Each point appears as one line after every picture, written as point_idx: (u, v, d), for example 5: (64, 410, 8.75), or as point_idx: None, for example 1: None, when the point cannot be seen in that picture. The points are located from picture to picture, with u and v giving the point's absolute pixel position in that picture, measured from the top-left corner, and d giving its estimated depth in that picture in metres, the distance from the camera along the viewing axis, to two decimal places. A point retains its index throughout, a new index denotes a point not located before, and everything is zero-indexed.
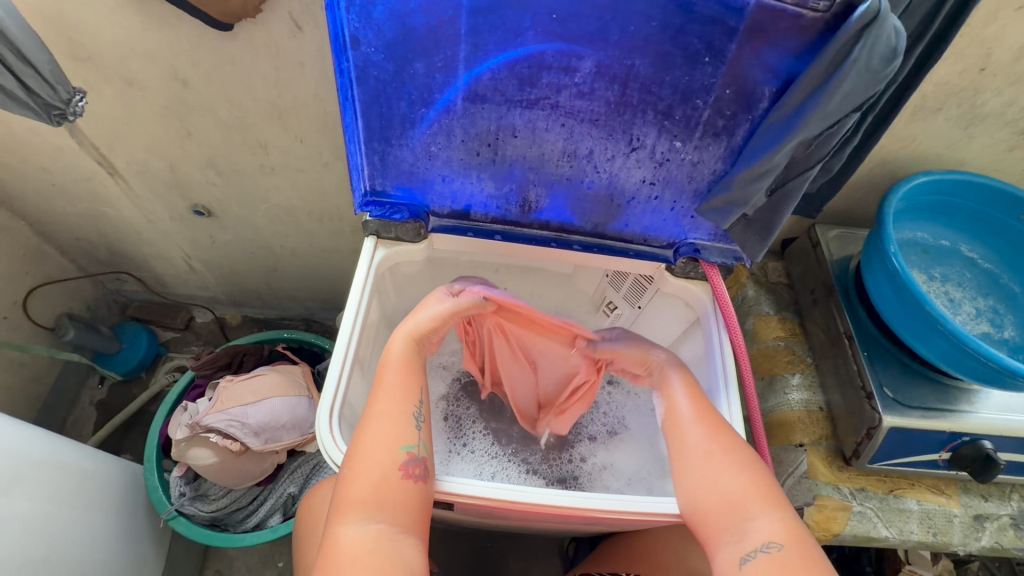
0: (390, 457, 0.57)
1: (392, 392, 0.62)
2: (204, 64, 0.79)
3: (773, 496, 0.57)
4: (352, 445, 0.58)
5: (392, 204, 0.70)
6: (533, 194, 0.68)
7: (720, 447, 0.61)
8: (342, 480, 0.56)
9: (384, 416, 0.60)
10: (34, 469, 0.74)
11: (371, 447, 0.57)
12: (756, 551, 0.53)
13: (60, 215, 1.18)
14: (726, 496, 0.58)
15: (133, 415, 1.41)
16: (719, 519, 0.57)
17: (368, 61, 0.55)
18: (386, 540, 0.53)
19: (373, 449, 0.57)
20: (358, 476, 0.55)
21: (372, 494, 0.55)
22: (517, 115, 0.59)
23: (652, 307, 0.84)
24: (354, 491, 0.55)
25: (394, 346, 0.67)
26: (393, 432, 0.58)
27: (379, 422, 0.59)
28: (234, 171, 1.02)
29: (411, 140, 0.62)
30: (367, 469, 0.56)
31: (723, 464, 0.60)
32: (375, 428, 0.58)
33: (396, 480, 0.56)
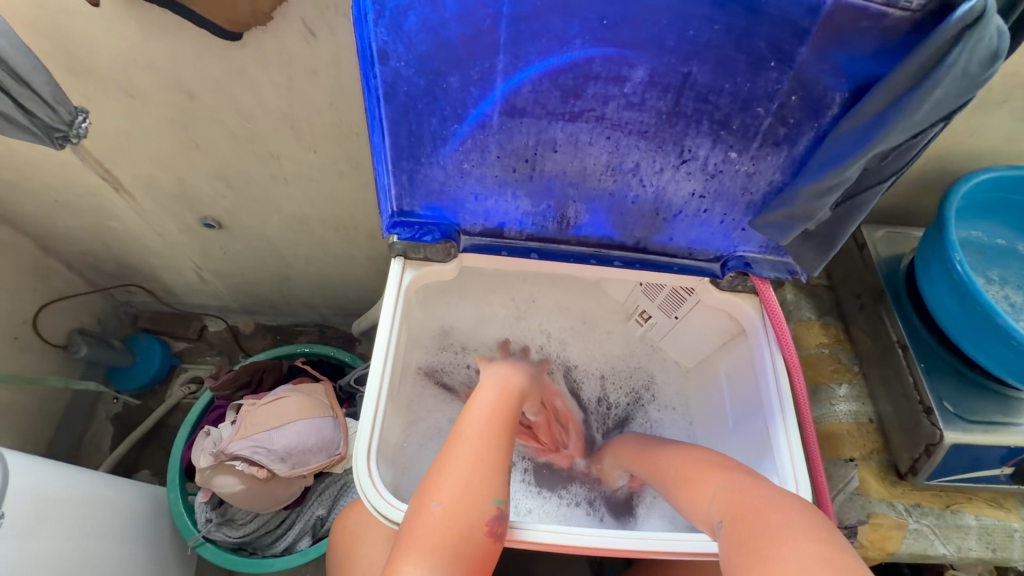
0: (471, 505, 0.55)
1: (485, 433, 0.61)
2: (210, 74, 0.74)
3: (733, 469, 0.60)
4: (425, 482, 0.57)
5: (421, 224, 0.65)
6: (572, 210, 0.63)
7: (691, 457, 0.66)
8: (416, 516, 0.54)
9: (473, 437, 0.61)
10: (58, 508, 0.72)
11: (455, 483, 0.56)
12: (714, 513, 0.55)
13: (65, 230, 1.15)
14: (689, 486, 0.62)
15: (150, 429, 1.39)
16: (694, 504, 0.60)
17: (397, 76, 0.50)
18: None
19: (450, 495, 0.55)
20: (430, 508, 0.54)
21: (452, 534, 0.53)
22: (559, 128, 0.54)
23: (691, 317, 0.81)
24: (427, 530, 0.53)
25: (483, 397, 0.67)
26: (473, 480, 0.57)
27: (473, 450, 0.59)
28: (245, 183, 0.97)
29: (442, 158, 0.57)
30: (450, 507, 0.54)
31: (687, 467, 0.64)
32: (456, 466, 0.58)
33: (479, 527, 0.54)
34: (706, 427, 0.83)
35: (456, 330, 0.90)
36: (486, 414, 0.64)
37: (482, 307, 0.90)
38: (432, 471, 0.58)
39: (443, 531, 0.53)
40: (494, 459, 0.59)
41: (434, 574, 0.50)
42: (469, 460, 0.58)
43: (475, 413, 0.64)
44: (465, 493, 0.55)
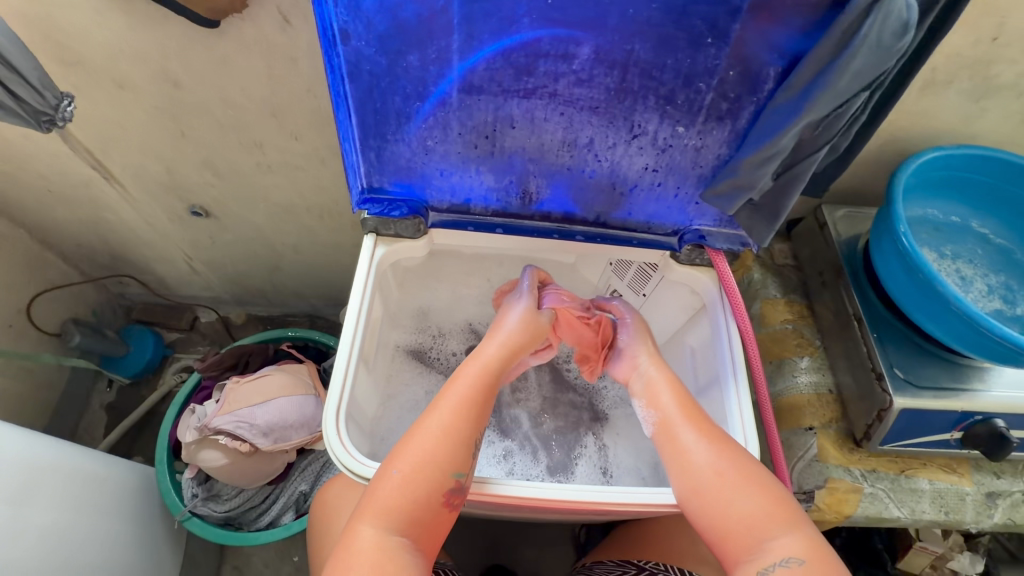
0: (431, 477, 0.56)
1: (459, 408, 0.60)
2: (193, 63, 0.77)
3: (791, 512, 0.54)
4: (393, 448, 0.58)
5: (390, 200, 0.68)
6: (533, 185, 0.66)
7: (735, 466, 0.58)
8: (377, 481, 0.56)
9: (448, 410, 0.60)
10: (48, 479, 0.75)
11: (418, 453, 0.57)
12: (774, 565, 0.51)
13: (59, 221, 1.18)
14: (741, 519, 0.55)
15: (143, 416, 1.42)
16: (734, 531, 0.55)
17: (360, 55, 0.53)
18: (400, 558, 0.52)
19: (410, 464, 0.56)
20: (393, 476, 0.56)
21: (408, 502, 0.55)
22: (515, 105, 0.58)
23: (657, 294, 0.84)
24: (385, 496, 0.55)
25: (468, 369, 0.64)
26: (437, 453, 0.57)
27: (443, 424, 0.59)
28: (231, 171, 1.00)
29: (406, 135, 0.61)
30: (411, 476, 0.56)
31: (734, 485, 0.56)
32: (424, 437, 0.58)
33: (436, 496, 0.56)
34: None
35: (434, 312, 0.93)
36: (465, 388, 0.62)
37: (458, 288, 0.91)
38: (404, 438, 0.59)
39: (400, 498, 0.55)
40: (461, 433, 0.59)
41: (388, 534, 0.53)
42: (439, 434, 0.58)
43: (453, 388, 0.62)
44: (427, 463, 0.57)
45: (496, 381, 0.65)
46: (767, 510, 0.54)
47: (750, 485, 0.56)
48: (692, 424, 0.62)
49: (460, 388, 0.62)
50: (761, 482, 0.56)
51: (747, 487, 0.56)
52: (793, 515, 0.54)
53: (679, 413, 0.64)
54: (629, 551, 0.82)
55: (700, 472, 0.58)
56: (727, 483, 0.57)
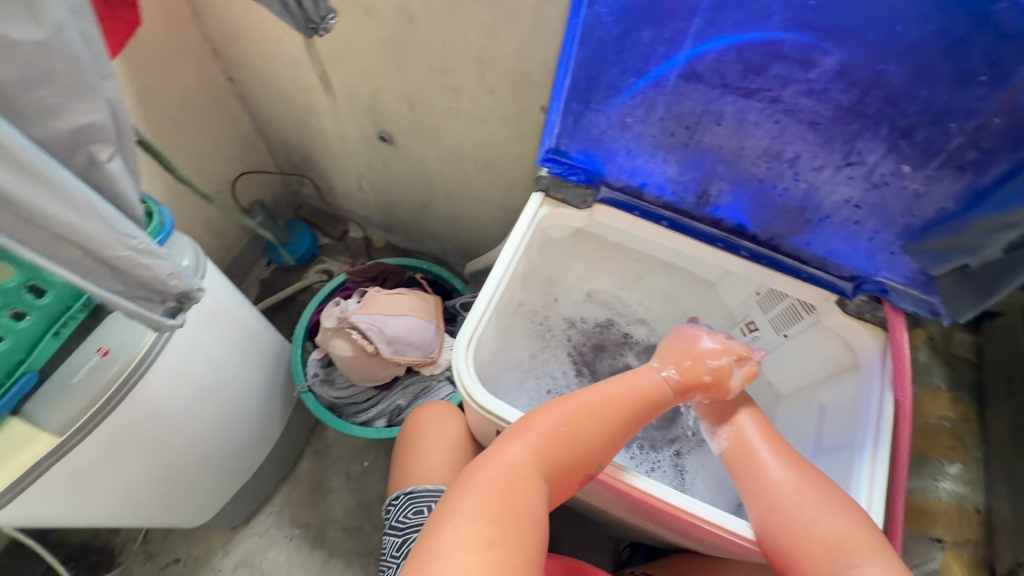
0: (582, 445, 0.62)
1: (627, 400, 0.65)
2: (431, 4, 0.86)
3: (879, 540, 0.55)
4: (551, 404, 0.65)
5: (571, 165, 0.70)
6: (715, 188, 0.65)
7: (813, 485, 0.60)
8: (536, 421, 0.62)
9: (613, 397, 0.65)
10: (226, 317, 0.90)
11: (577, 415, 0.63)
12: None
13: (276, 117, 1.39)
14: (824, 540, 0.56)
15: (285, 299, 1.64)
16: (820, 556, 0.56)
17: (596, 22, 0.55)
18: (533, 489, 0.58)
19: (570, 422, 0.63)
20: (533, 419, 0.63)
21: (555, 451, 0.61)
22: (730, 103, 0.57)
23: (801, 338, 0.80)
24: (540, 435, 0.61)
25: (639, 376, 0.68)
26: (592, 428, 0.63)
27: (595, 406, 0.64)
28: (423, 108, 1.10)
29: (609, 107, 0.62)
30: (568, 434, 0.62)
31: (816, 504, 0.58)
32: (584, 407, 0.64)
33: (575, 460, 0.62)
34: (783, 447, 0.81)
35: (560, 283, 0.95)
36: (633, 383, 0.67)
37: (592, 270, 0.94)
38: (562, 400, 0.65)
39: (552, 447, 0.61)
40: (619, 422, 0.64)
41: (530, 464, 0.59)
42: (598, 410, 0.64)
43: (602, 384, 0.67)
44: (577, 432, 0.62)
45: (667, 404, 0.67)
46: (843, 534, 0.56)
47: (829, 505, 0.58)
48: (769, 443, 0.65)
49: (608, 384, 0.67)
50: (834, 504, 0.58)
51: (823, 508, 0.58)
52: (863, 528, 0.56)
53: (759, 434, 0.66)
54: None
55: (779, 493, 0.61)
56: (801, 497, 0.60)
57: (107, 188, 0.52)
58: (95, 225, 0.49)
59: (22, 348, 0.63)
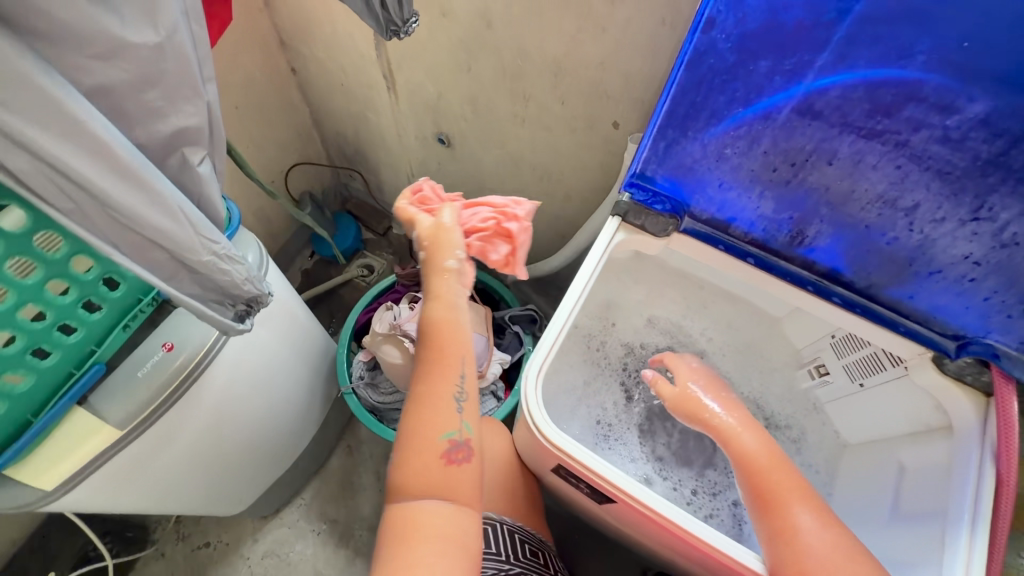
0: (421, 438, 0.56)
1: (428, 372, 0.59)
2: (512, 9, 0.82)
3: None
4: (411, 413, 0.58)
5: (655, 193, 0.67)
6: (813, 229, 0.60)
7: (824, 522, 0.58)
8: (416, 453, 0.56)
9: (440, 391, 0.58)
10: (281, 312, 0.90)
11: (418, 415, 0.57)
12: None
13: (334, 110, 1.38)
14: None
15: (326, 291, 1.65)
16: None
17: (710, 47, 0.52)
18: (449, 531, 0.56)
19: (412, 419, 0.57)
20: (446, 396, 0.58)
21: (429, 474, 0.56)
22: (846, 142, 0.53)
23: (879, 389, 0.75)
24: (417, 466, 0.56)
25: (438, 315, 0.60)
26: (421, 416, 0.57)
27: (421, 396, 0.57)
28: (488, 113, 1.07)
29: (708, 136, 0.59)
30: (414, 436, 0.57)
31: (835, 562, 0.55)
32: (423, 387, 0.58)
33: (441, 460, 0.57)
34: (850, 503, 0.76)
35: (619, 306, 0.91)
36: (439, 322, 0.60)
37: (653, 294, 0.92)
38: (410, 400, 0.58)
39: (429, 471, 0.56)
40: (438, 392, 0.58)
41: (447, 512, 0.56)
42: (421, 394, 0.57)
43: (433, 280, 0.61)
44: (432, 426, 0.57)
45: (461, 336, 0.60)
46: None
47: (857, 558, 0.56)
48: (804, 502, 0.59)
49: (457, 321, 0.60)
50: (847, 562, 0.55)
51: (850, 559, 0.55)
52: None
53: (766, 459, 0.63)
54: None
55: (808, 546, 0.56)
56: (827, 553, 0.55)
57: (196, 190, 0.51)
58: (184, 229, 0.47)
59: (94, 339, 0.63)
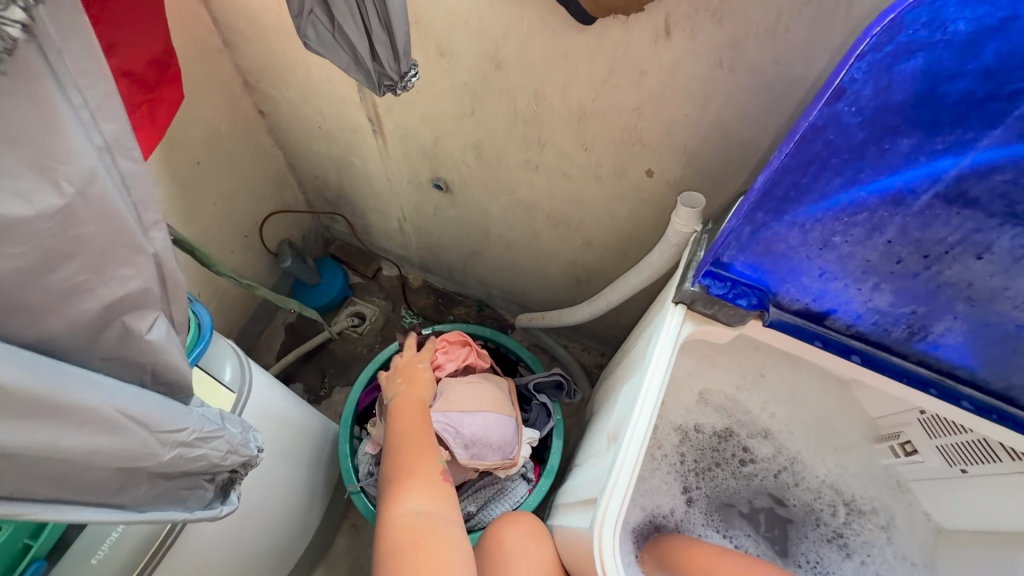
0: (423, 462, 0.71)
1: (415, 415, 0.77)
2: (530, 50, 0.69)
3: None
4: (395, 448, 0.73)
5: (733, 282, 0.55)
6: (941, 325, 0.49)
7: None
8: (412, 468, 0.70)
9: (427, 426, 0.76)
10: (273, 425, 0.75)
11: (418, 448, 0.72)
12: None
13: (313, 154, 1.23)
14: None
15: (314, 347, 1.49)
16: None
17: (833, 120, 0.39)
18: (452, 543, 0.64)
19: (428, 456, 0.72)
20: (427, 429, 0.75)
21: (438, 490, 0.69)
22: (1008, 234, 0.41)
23: (987, 478, 0.64)
24: (412, 483, 0.69)
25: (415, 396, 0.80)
26: (422, 445, 0.73)
27: (412, 433, 0.74)
28: (495, 159, 0.94)
29: (812, 222, 0.47)
30: (428, 468, 0.71)
31: None
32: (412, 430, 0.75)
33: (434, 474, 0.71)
34: None
35: None
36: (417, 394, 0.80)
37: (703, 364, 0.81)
38: (406, 442, 0.73)
39: (436, 487, 0.69)
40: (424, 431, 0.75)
41: (410, 519, 0.65)
42: (415, 433, 0.74)
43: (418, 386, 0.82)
44: (405, 447, 0.72)
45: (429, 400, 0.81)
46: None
47: None
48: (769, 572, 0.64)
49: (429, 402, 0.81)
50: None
51: None
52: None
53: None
54: None
55: None
56: None
57: (150, 361, 0.37)
58: (132, 433, 0.34)
59: (27, 529, 0.49)
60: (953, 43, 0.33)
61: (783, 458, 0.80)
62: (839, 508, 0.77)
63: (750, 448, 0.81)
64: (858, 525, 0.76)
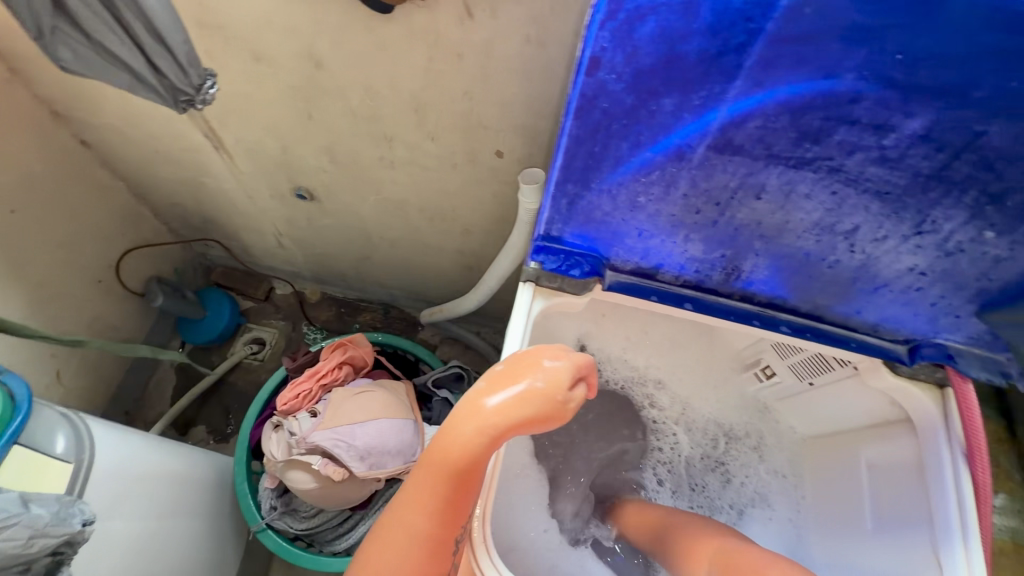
0: None
1: (434, 502, 0.47)
2: (345, 46, 0.66)
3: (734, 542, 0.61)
4: (382, 544, 0.47)
5: (567, 253, 0.56)
6: (749, 263, 0.53)
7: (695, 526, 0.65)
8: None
9: (433, 508, 0.47)
10: (137, 483, 0.69)
11: (409, 561, 0.47)
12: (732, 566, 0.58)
13: (158, 180, 1.12)
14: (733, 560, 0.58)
15: (211, 385, 1.39)
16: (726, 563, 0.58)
17: (601, 90, 0.40)
18: None
19: (393, 574, 0.46)
20: (442, 538, 0.47)
21: None
22: (775, 174, 0.44)
23: (828, 387, 0.71)
24: None
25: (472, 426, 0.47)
26: (410, 556, 0.47)
27: (420, 532, 0.47)
28: (349, 161, 0.90)
29: (616, 185, 0.48)
30: None
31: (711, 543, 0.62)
32: (414, 526, 0.47)
33: None
34: (830, 512, 0.72)
35: None
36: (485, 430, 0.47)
37: None
38: (404, 543, 0.47)
39: None
40: (432, 536, 0.47)
41: None
42: (431, 534, 0.47)
43: (464, 430, 0.46)
44: (386, 570, 0.46)
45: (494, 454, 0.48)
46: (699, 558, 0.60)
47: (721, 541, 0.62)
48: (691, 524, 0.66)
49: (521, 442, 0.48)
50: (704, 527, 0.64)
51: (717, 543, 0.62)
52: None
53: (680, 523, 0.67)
54: None
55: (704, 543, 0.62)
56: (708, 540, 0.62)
57: None
58: None
59: None
60: (676, 4, 0.35)
61: (678, 406, 0.84)
62: (719, 439, 0.84)
63: (648, 398, 0.84)
64: (735, 451, 0.83)
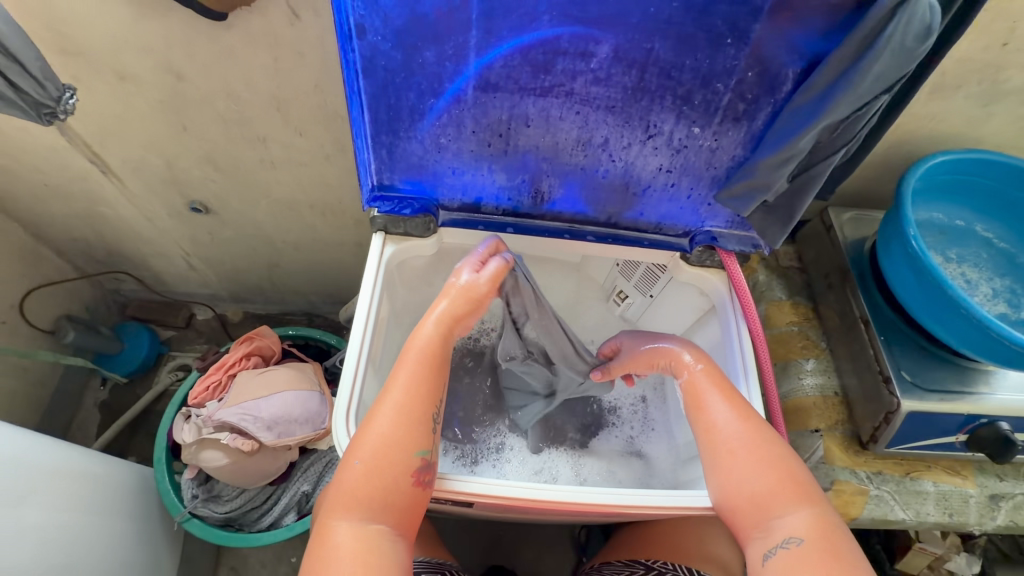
0: (396, 461, 0.54)
1: (410, 386, 0.57)
2: (199, 56, 0.76)
3: (803, 489, 0.55)
4: (360, 430, 0.56)
5: (400, 199, 0.68)
6: (546, 185, 0.66)
7: (762, 452, 0.58)
8: (340, 471, 0.54)
9: (405, 389, 0.57)
10: (46, 477, 0.72)
11: (379, 437, 0.55)
12: (779, 545, 0.53)
13: (54, 215, 1.15)
14: (751, 494, 0.56)
15: (138, 415, 1.40)
16: (744, 506, 0.57)
17: (375, 50, 0.52)
18: (375, 547, 0.51)
19: (372, 453, 0.54)
20: (421, 418, 0.56)
21: (374, 489, 0.53)
22: (531, 104, 0.57)
23: (664, 295, 0.81)
24: (350, 489, 0.53)
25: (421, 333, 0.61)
26: (395, 433, 0.55)
27: (391, 414, 0.56)
28: (233, 167, 0.98)
29: (419, 132, 0.60)
30: (375, 464, 0.54)
31: (748, 460, 0.57)
32: (382, 420, 0.55)
33: (401, 478, 0.54)
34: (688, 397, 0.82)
35: None
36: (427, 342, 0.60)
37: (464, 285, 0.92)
38: (367, 422, 0.56)
39: (370, 486, 0.53)
40: (418, 412, 0.56)
41: (351, 528, 0.52)
42: (399, 413, 0.56)
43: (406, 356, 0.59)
44: (382, 447, 0.54)
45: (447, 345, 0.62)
46: (777, 486, 0.56)
47: (771, 468, 0.57)
48: (785, 499, 0.55)
49: (443, 353, 0.61)
50: (786, 452, 0.58)
51: (758, 463, 0.57)
52: (831, 547, 0.51)
53: (750, 459, 0.57)
54: (635, 549, 0.79)
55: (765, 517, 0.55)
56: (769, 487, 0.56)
57: None
58: None
59: None
60: None
61: None
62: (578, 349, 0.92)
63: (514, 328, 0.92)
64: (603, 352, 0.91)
